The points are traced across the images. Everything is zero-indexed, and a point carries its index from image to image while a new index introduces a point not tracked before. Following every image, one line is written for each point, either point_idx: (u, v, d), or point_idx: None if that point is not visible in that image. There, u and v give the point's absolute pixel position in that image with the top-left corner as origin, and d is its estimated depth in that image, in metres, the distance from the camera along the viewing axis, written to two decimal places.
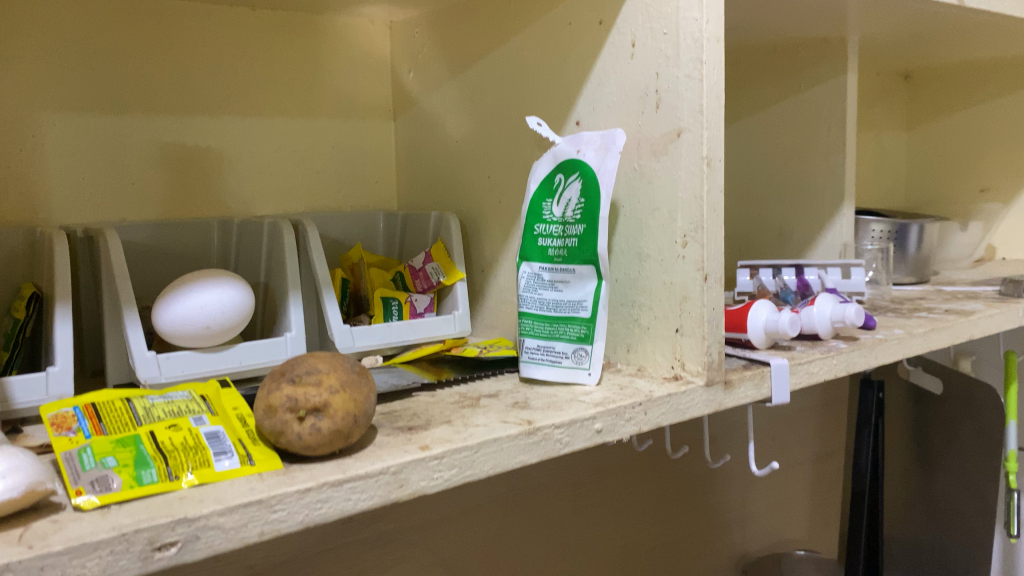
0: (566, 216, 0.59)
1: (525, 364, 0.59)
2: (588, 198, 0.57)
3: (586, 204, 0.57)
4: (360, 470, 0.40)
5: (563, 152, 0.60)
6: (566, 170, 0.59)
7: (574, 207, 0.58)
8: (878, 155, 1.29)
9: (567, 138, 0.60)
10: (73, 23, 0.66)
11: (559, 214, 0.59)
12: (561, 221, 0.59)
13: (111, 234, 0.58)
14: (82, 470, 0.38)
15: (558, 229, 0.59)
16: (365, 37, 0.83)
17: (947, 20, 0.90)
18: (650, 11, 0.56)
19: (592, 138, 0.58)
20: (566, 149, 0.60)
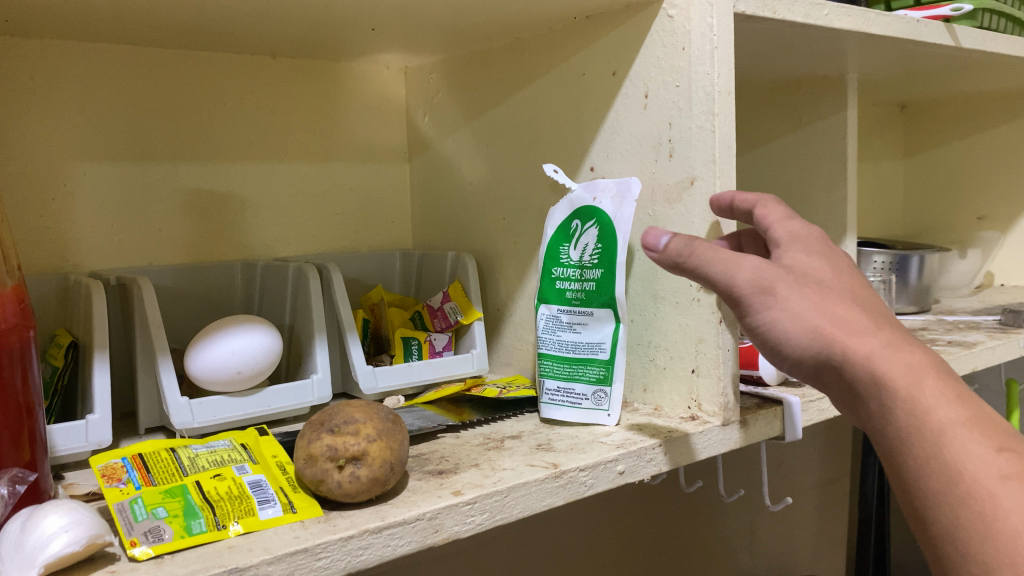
0: (583, 260, 0.61)
1: (546, 406, 0.61)
2: (604, 244, 0.59)
3: (603, 250, 0.59)
4: (399, 517, 0.42)
5: (579, 199, 0.62)
6: (583, 216, 0.61)
7: (592, 253, 0.60)
8: (876, 185, 1.31)
9: (585, 186, 0.62)
10: (102, 76, 0.68)
11: (576, 258, 0.61)
12: (578, 265, 0.61)
13: (144, 281, 0.60)
14: (135, 520, 0.40)
15: (576, 272, 0.61)
16: (380, 82, 0.86)
17: (944, 59, 0.92)
18: (661, 64, 0.58)
19: (608, 185, 0.61)
20: (583, 196, 0.62)
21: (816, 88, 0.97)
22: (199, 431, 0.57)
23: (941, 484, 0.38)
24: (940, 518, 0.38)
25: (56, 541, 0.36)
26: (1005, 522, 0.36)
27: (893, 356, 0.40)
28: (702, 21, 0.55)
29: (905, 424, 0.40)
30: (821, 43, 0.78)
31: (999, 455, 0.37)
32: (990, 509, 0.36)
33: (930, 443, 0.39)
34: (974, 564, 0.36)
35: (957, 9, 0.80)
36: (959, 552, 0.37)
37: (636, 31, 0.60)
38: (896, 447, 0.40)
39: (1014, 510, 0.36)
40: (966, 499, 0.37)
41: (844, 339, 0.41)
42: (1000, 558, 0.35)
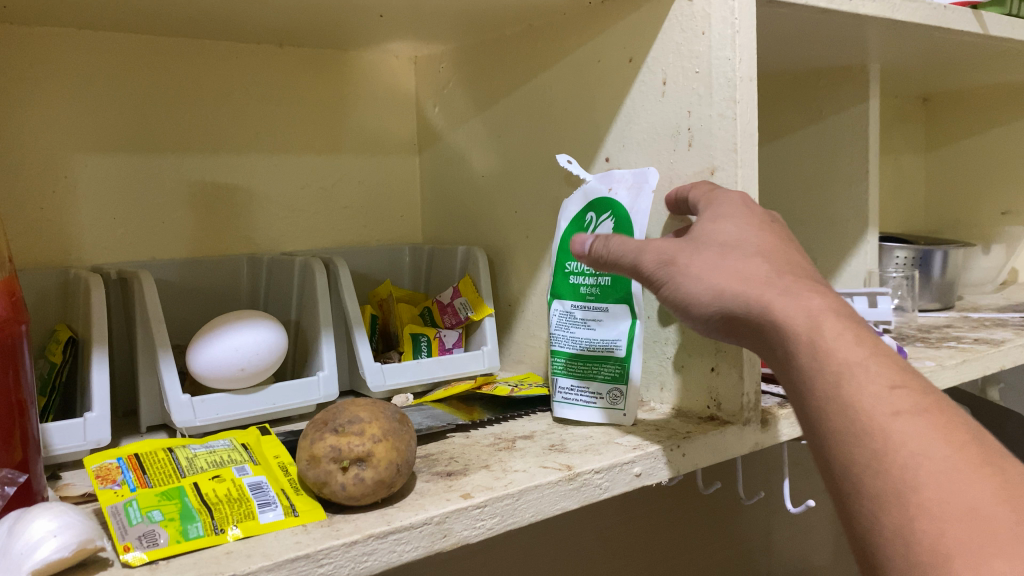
0: None
1: (559, 405, 0.58)
2: (618, 237, 0.57)
3: None
4: (405, 521, 0.40)
5: (594, 190, 0.60)
6: (598, 207, 0.60)
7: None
8: (897, 179, 1.28)
9: (600, 177, 0.60)
10: (105, 65, 0.67)
11: None
12: None
13: (145, 275, 0.58)
14: (130, 524, 0.38)
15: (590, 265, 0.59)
16: (389, 72, 0.84)
17: (970, 48, 0.90)
18: (680, 50, 0.56)
19: (623, 176, 0.59)
20: (597, 187, 0.60)
21: (837, 78, 0.94)
22: (201, 431, 0.55)
23: (836, 422, 0.37)
24: (835, 455, 0.37)
25: (44, 546, 0.34)
26: (894, 455, 0.34)
27: (794, 302, 0.40)
28: (722, 5, 0.53)
29: (805, 367, 0.39)
30: (844, 30, 0.76)
31: (892, 392, 0.36)
32: (877, 441, 0.35)
33: (828, 381, 0.38)
34: (862, 500, 0.35)
35: None
36: (852, 490, 0.36)
37: (653, 16, 0.58)
38: (798, 390, 0.40)
39: (901, 442, 0.35)
40: (858, 434, 0.36)
41: (746, 292, 0.42)
42: (885, 488, 0.34)
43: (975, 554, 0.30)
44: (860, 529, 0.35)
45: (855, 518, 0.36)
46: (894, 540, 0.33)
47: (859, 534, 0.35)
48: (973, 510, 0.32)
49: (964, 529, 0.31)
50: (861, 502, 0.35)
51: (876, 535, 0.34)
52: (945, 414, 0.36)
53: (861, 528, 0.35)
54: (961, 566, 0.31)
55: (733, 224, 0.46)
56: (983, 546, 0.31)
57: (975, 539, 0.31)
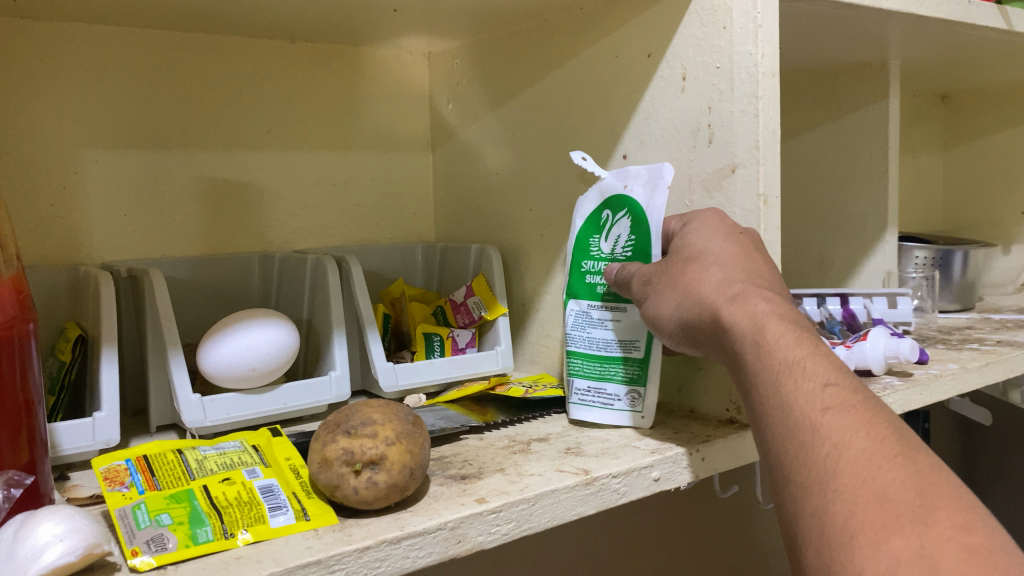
0: (615, 252, 0.57)
1: (575, 407, 0.57)
2: (637, 238, 0.56)
3: (636, 244, 0.56)
4: (419, 527, 0.39)
5: (610, 187, 0.58)
6: (614, 206, 0.58)
7: (625, 245, 0.57)
8: (916, 178, 1.26)
9: (614, 175, 0.58)
10: (116, 60, 0.66)
11: (608, 251, 0.58)
12: (610, 258, 0.58)
13: (156, 273, 0.57)
14: (138, 528, 0.37)
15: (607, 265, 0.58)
16: (403, 68, 0.83)
17: (993, 44, 0.88)
18: (700, 45, 0.54)
19: (639, 172, 0.57)
20: (613, 184, 0.58)
21: (856, 75, 0.93)
22: (212, 431, 0.54)
23: (776, 417, 0.40)
24: (773, 447, 0.40)
25: (50, 550, 0.33)
26: (820, 445, 0.37)
27: (745, 308, 0.44)
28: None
29: (752, 367, 0.42)
30: (866, 26, 0.74)
31: (824, 389, 0.39)
32: (806, 433, 0.38)
33: (770, 379, 0.41)
34: (791, 487, 0.37)
35: None
36: (785, 479, 0.38)
37: (673, 11, 0.56)
38: (748, 391, 0.43)
39: (826, 434, 0.37)
40: (791, 429, 0.39)
41: (706, 303, 0.46)
42: (808, 475, 0.37)
43: (878, 532, 0.32)
44: (789, 517, 0.38)
45: (785, 505, 0.38)
46: (812, 522, 0.35)
47: (788, 520, 0.38)
48: (883, 495, 0.34)
49: (871, 512, 0.33)
50: (790, 491, 0.37)
51: (799, 518, 0.36)
52: (874, 411, 0.38)
53: (790, 514, 0.37)
54: (864, 544, 0.32)
55: (699, 234, 0.49)
56: (886, 528, 0.32)
57: (879, 520, 0.33)
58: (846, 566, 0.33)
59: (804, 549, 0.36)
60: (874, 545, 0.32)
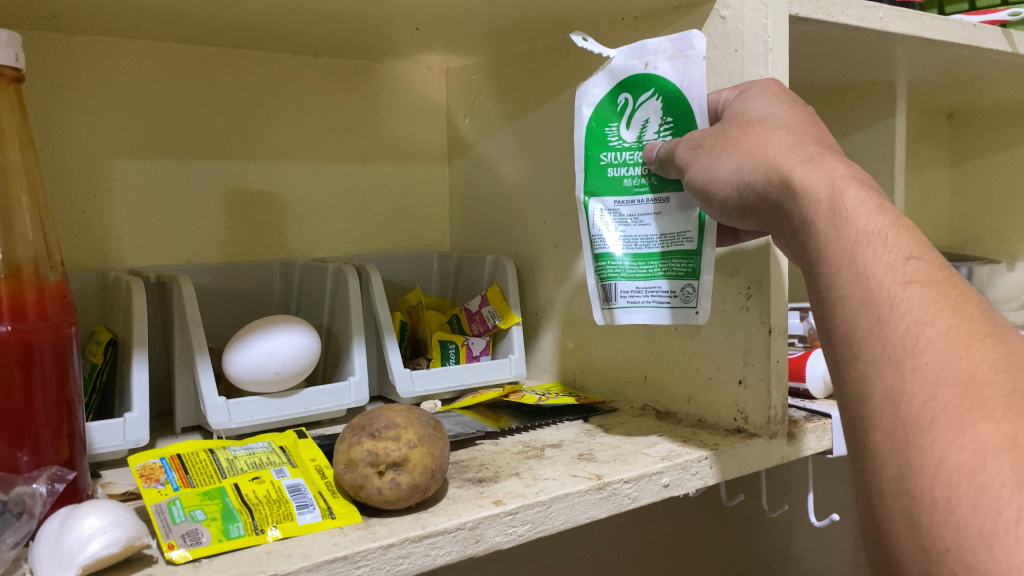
0: (644, 139, 0.53)
1: (621, 309, 0.55)
2: (674, 116, 0.52)
3: (675, 123, 0.52)
4: (439, 526, 0.41)
5: (624, 68, 0.53)
6: (633, 88, 0.53)
7: (659, 128, 0.53)
8: (922, 194, 1.28)
9: (630, 53, 0.53)
10: (145, 73, 0.68)
11: (632, 139, 0.54)
12: (637, 147, 0.54)
13: (184, 279, 0.59)
14: (173, 523, 0.39)
15: (635, 155, 0.54)
16: (421, 83, 0.85)
17: (998, 66, 0.90)
18: (713, 66, 0.56)
19: (659, 46, 0.52)
20: (628, 64, 0.53)
21: (864, 94, 0.95)
22: (236, 432, 0.56)
23: (846, 286, 0.38)
24: (839, 318, 0.38)
25: (94, 541, 0.35)
26: (898, 321, 0.36)
27: (819, 174, 0.42)
28: (756, 22, 0.53)
29: (823, 233, 0.40)
30: (873, 47, 0.76)
31: (906, 264, 0.37)
32: (884, 308, 0.36)
33: (845, 247, 0.39)
34: (859, 362, 0.36)
35: (1016, 14, 0.77)
36: (850, 354, 0.37)
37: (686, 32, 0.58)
38: (811, 256, 0.41)
39: (907, 309, 0.36)
40: (865, 301, 0.37)
41: (772, 167, 0.43)
42: (882, 351, 0.35)
43: (963, 416, 0.32)
44: (850, 392, 0.37)
45: (849, 379, 0.37)
46: (883, 401, 0.34)
47: (848, 398, 0.37)
48: (970, 377, 0.33)
49: (956, 395, 0.33)
50: (856, 367, 0.36)
51: (866, 395, 0.35)
52: (953, 288, 0.37)
53: (853, 392, 0.36)
54: (945, 428, 0.32)
55: (762, 108, 0.47)
56: (972, 413, 0.32)
57: (965, 405, 0.32)
58: (922, 452, 0.32)
59: (865, 433, 0.35)
60: (959, 432, 0.32)
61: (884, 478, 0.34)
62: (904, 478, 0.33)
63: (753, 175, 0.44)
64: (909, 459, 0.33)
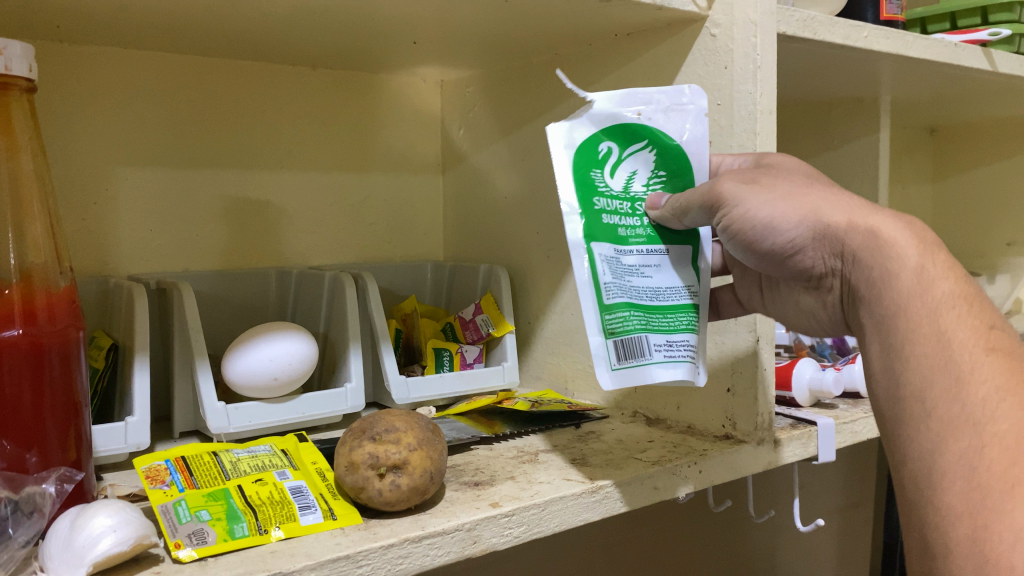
0: (633, 191, 0.49)
1: (632, 369, 0.47)
2: (667, 171, 0.50)
3: (668, 178, 0.50)
4: (438, 527, 0.42)
5: (614, 114, 0.48)
6: (624, 137, 0.48)
7: (650, 180, 0.49)
8: (905, 208, 1.30)
9: (622, 101, 0.48)
10: (146, 83, 0.69)
11: (620, 189, 0.49)
12: (626, 198, 0.49)
13: (185, 286, 0.60)
14: (179, 523, 0.40)
15: (626, 206, 0.49)
16: (416, 94, 0.87)
17: (979, 84, 0.92)
18: (704, 83, 0.58)
19: (656, 97, 0.48)
20: (621, 111, 0.48)
21: (849, 110, 0.97)
22: (235, 437, 0.57)
23: (925, 346, 0.40)
24: (915, 373, 0.40)
25: (104, 540, 0.36)
26: (976, 389, 0.39)
27: (898, 234, 0.43)
28: (745, 41, 0.55)
29: (905, 290, 0.42)
30: (857, 65, 0.78)
31: (984, 330, 0.41)
32: (964, 370, 0.39)
33: (926, 306, 0.41)
34: (932, 420, 0.39)
35: (995, 33, 0.80)
36: (918, 415, 0.40)
37: (677, 49, 0.60)
38: (884, 308, 0.43)
39: (986, 375, 0.39)
40: (944, 364, 0.40)
41: (852, 216, 0.45)
42: (960, 412, 0.38)
43: None
44: (915, 452, 0.39)
45: (916, 434, 0.40)
46: (959, 465, 0.37)
47: (911, 454, 0.40)
48: None
49: None
50: (926, 428, 0.39)
51: (936, 454, 0.38)
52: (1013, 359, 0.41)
53: (919, 451, 0.39)
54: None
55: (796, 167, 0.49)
56: None
57: None
58: (1001, 517, 0.35)
59: (931, 489, 0.38)
60: None
61: (956, 537, 0.37)
62: (978, 539, 0.36)
63: (827, 226, 0.45)
64: (984, 522, 0.36)
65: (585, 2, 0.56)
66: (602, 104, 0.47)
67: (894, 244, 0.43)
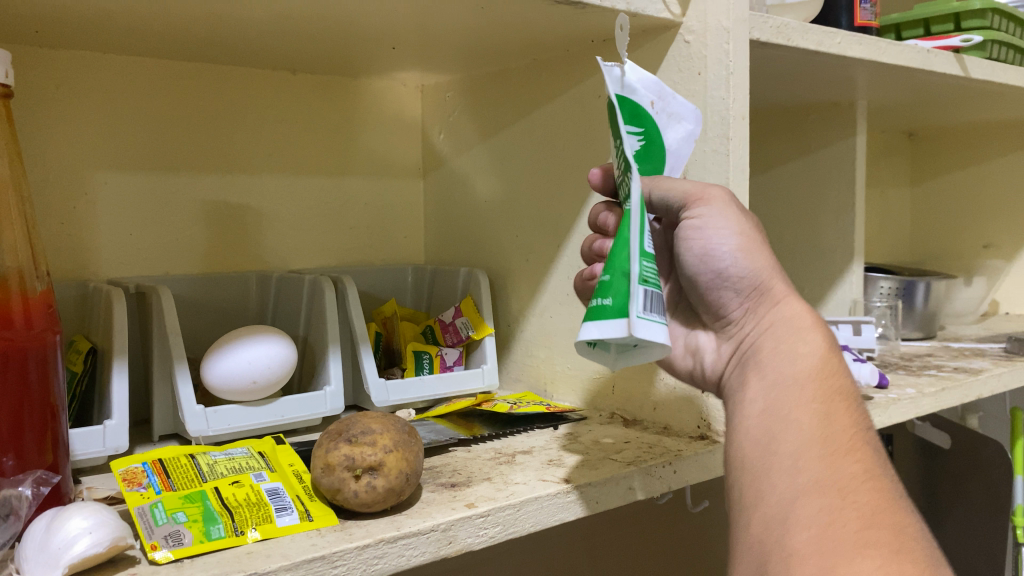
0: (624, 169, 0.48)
1: (654, 326, 0.42)
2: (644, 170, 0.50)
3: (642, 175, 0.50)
4: (413, 527, 0.43)
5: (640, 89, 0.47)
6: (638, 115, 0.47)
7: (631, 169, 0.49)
8: (884, 211, 1.32)
9: (648, 85, 0.47)
10: (126, 88, 0.70)
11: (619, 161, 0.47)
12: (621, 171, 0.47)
13: (164, 289, 0.60)
14: (156, 525, 0.40)
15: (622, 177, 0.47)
16: (397, 99, 0.87)
17: (953, 89, 0.93)
18: (678, 88, 0.59)
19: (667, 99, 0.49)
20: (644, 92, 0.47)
21: (826, 114, 0.98)
22: (214, 440, 0.58)
23: (813, 414, 0.42)
24: (798, 428, 0.41)
25: (80, 542, 0.37)
26: (847, 458, 0.40)
27: (816, 328, 0.47)
28: (718, 47, 0.56)
29: (810, 366, 0.44)
30: (832, 70, 0.79)
31: (866, 427, 0.43)
32: (842, 440, 0.40)
33: (824, 382, 0.44)
34: (799, 467, 0.40)
35: (967, 39, 0.81)
36: (787, 469, 0.40)
37: (652, 56, 0.61)
38: (785, 371, 0.45)
39: (859, 452, 0.40)
40: (829, 431, 0.41)
41: (784, 293, 0.48)
42: (828, 469, 0.39)
43: (889, 542, 0.35)
44: (773, 501, 0.39)
45: (779, 478, 0.40)
46: (815, 514, 0.37)
47: (771, 494, 0.40)
48: (898, 518, 0.36)
49: (885, 524, 0.36)
50: (791, 480, 0.39)
51: (795, 498, 0.39)
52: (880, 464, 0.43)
53: (778, 495, 0.39)
54: (872, 545, 0.35)
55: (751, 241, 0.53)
56: (902, 544, 0.35)
57: (893, 535, 0.35)
58: (847, 559, 0.35)
59: (784, 532, 0.38)
60: (882, 554, 0.34)
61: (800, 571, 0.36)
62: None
63: (765, 285, 0.48)
64: (833, 559, 0.35)
65: (560, 8, 0.56)
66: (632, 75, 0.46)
67: (811, 333, 0.46)
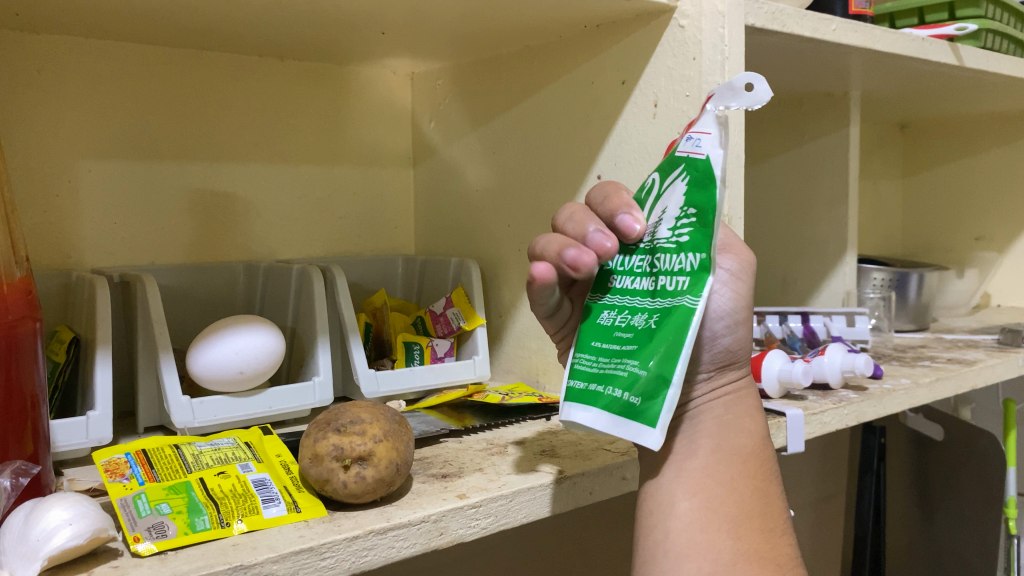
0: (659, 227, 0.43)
1: None
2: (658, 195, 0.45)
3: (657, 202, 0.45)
4: (403, 519, 0.42)
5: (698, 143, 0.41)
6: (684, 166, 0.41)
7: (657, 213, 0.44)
8: (877, 204, 1.31)
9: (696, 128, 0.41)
10: (110, 73, 0.68)
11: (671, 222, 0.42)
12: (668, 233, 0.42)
13: (149, 278, 0.59)
14: (139, 516, 0.39)
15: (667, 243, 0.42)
16: (386, 88, 0.86)
17: (948, 79, 0.93)
18: (672, 74, 0.58)
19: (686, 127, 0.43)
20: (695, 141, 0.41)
21: (820, 104, 0.97)
22: (200, 431, 0.56)
23: (752, 489, 0.45)
24: (741, 498, 0.44)
25: (59, 533, 0.35)
26: (775, 546, 0.44)
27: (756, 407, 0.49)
28: (713, 32, 0.55)
29: (754, 445, 0.46)
30: (827, 59, 0.79)
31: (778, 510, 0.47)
32: (772, 528, 0.44)
33: (762, 463, 0.46)
34: (738, 542, 0.43)
35: (962, 27, 0.80)
36: (726, 532, 0.43)
37: (646, 40, 0.60)
38: (733, 441, 0.46)
39: (782, 543, 0.44)
40: (765, 510, 0.45)
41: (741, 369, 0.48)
42: (763, 555, 0.43)
43: None
44: (712, 562, 0.42)
45: (717, 544, 0.43)
46: None
47: (709, 552, 0.42)
48: None
49: None
50: (729, 544, 0.43)
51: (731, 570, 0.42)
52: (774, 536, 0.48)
53: (716, 559, 0.42)
54: None
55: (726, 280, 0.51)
56: None
57: None
58: None
59: None
60: None
61: None
62: None
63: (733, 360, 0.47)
64: None
65: None
66: (714, 152, 0.39)
67: (754, 412, 0.48)
